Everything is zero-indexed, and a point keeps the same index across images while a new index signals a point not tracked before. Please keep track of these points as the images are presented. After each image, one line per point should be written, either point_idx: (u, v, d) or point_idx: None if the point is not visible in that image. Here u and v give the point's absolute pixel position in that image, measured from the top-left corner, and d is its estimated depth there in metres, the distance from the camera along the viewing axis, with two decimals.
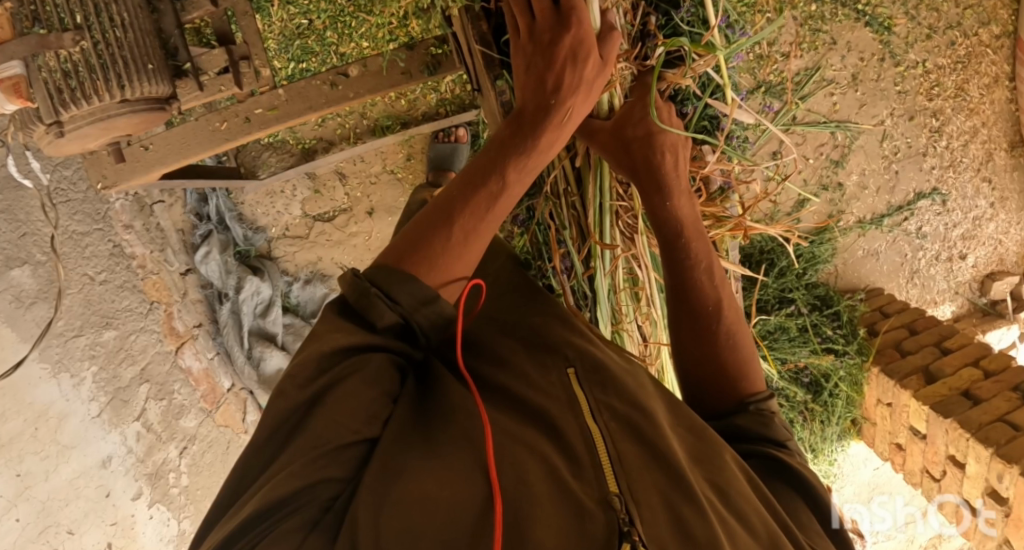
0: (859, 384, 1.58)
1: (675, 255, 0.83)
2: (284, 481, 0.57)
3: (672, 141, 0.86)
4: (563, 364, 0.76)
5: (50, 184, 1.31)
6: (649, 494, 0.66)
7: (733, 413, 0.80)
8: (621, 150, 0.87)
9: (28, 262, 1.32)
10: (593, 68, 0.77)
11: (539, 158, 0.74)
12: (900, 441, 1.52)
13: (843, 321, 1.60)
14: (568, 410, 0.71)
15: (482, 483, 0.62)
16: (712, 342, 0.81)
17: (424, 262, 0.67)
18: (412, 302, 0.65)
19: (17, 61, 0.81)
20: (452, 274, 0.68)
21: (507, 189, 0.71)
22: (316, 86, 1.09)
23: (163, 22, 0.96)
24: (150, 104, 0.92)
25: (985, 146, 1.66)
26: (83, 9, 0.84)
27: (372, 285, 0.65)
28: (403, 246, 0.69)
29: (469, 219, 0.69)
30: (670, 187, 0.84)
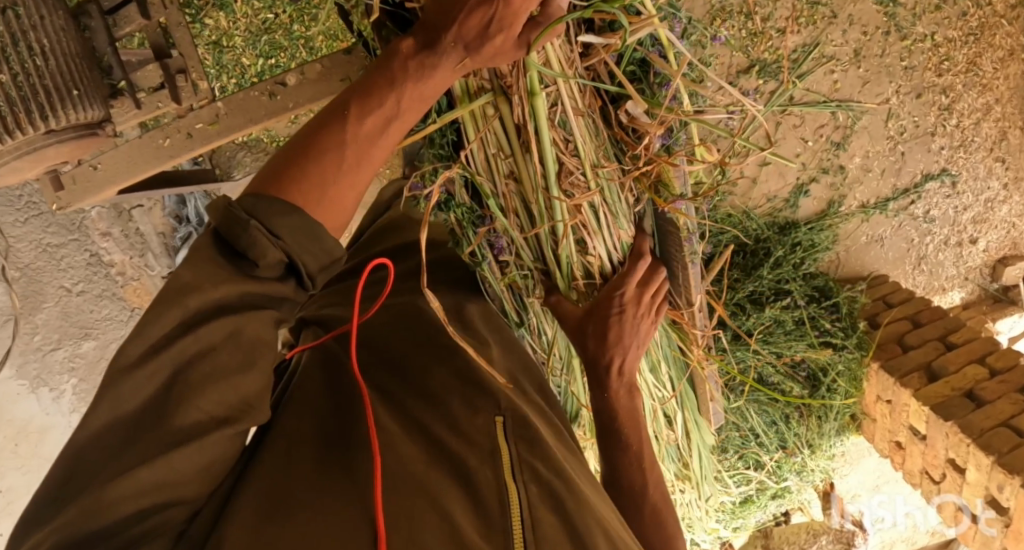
0: (858, 379, 1.51)
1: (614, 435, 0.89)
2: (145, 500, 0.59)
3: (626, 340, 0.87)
4: (493, 413, 0.82)
5: (4, 204, 1.30)
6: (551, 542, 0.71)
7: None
8: (580, 335, 0.88)
9: (3, 280, 1.35)
10: (503, 44, 0.69)
11: (438, 87, 0.70)
12: (900, 439, 1.47)
13: (842, 313, 1.52)
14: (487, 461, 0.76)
15: (368, 531, 0.64)
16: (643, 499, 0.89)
17: (311, 191, 0.64)
18: (298, 238, 0.62)
19: None
20: (340, 204, 0.66)
21: (395, 125, 0.69)
22: (254, 97, 1.01)
23: (95, 39, 0.94)
24: (80, 130, 0.91)
25: (999, 124, 1.58)
26: None
27: (250, 216, 0.60)
28: (286, 163, 0.64)
29: (362, 144, 0.67)
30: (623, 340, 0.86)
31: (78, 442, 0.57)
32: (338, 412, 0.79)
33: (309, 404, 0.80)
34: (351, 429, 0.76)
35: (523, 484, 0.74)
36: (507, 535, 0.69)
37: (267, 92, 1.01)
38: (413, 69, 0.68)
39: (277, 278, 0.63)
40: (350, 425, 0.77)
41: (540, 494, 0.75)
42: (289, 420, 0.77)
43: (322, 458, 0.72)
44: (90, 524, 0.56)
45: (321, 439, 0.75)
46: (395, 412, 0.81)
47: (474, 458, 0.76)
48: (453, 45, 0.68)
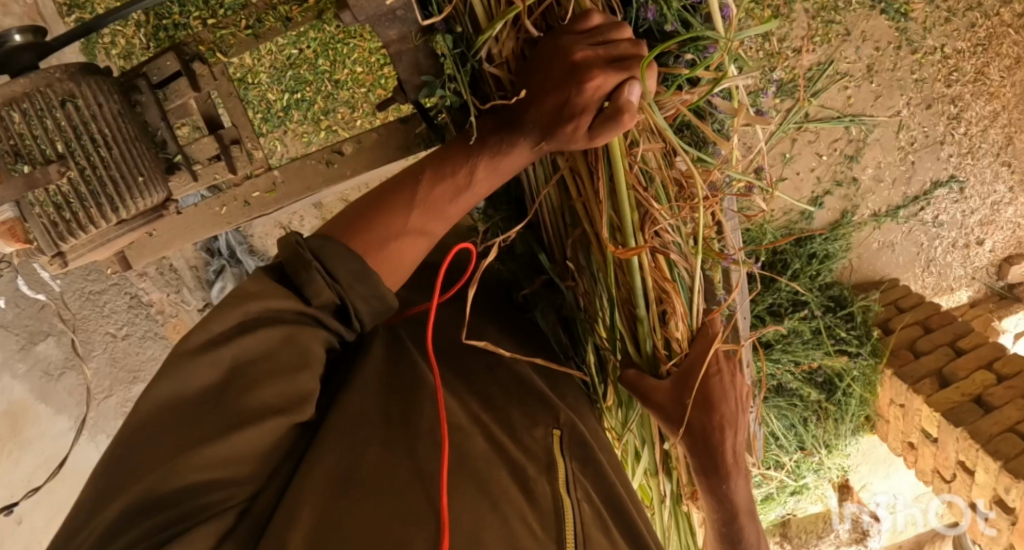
0: (872, 384, 1.59)
1: (727, 519, 0.83)
2: (210, 470, 0.61)
3: (731, 413, 0.81)
4: (553, 425, 0.85)
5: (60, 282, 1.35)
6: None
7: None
8: (678, 417, 0.82)
9: (51, 334, 1.34)
10: (578, 132, 0.69)
11: (511, 167, 0.72)
12: (913, 440, 1.55)
13: (856, 322, 1.59)
14: (547, 476, 0.80)
15: (433, 523, 0.67)
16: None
17: (372, 239, 0.69)
18: (357, 287, 0.67)
19: (9, 206, 0.83)
20: (415, 238, 0.71)
21: (463, 192, 0.72)
22: (313, 165, 1.05)
23: (146, 114, 0.96)
24: (148, 216, 0.96)
25: (1005, 130, 1.62)
26: (63, 136, 0.85)
27: (315, 257, 0.66)
28: (359, 212, 0.70)
29: (428, 198, 0.71)
30: (728, 418, 0.80)
31: (149, 440, 0.60)
32: (401, 395, 0.78)
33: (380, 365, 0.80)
34: (413, 415, 0.76)
35: (578, 502, 0.79)
36: (561, 540, 0.75)
37: (325, 159, 1.05)
38: (494, 144, 0.72)
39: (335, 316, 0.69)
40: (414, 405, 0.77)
41: (593, 515, 0.80)
42: (354, 393, 0.75)
43: (388, 439, 0.73)
44: (162, 489, 0.59)
45: (385, 419, 0.75)
46: None
47: (533, 469, 0.80)
48: (531, 129, 0.71)
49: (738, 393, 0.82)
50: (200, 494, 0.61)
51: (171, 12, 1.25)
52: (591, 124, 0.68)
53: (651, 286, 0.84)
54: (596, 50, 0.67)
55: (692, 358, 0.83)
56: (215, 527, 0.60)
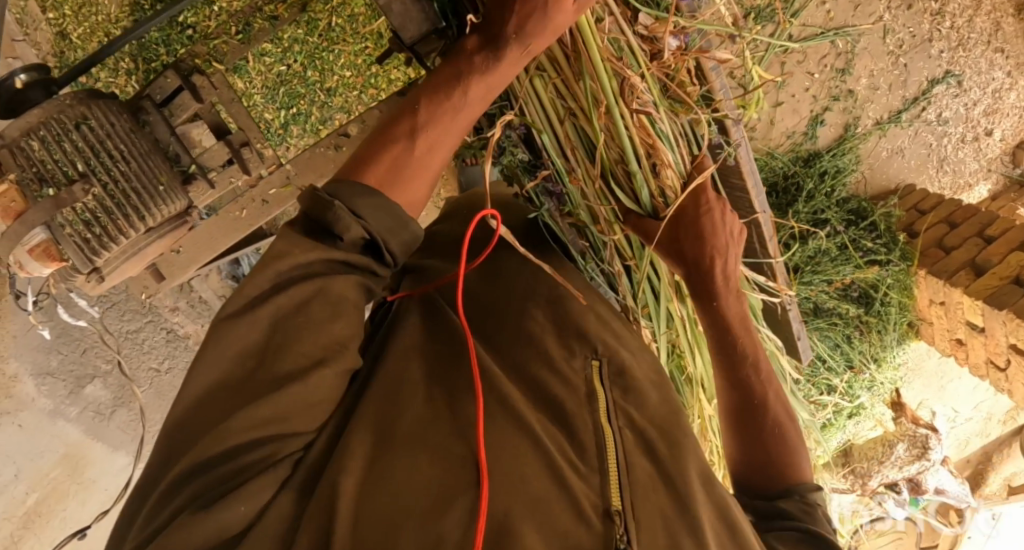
0: (909, 288, 1.58)
1: (730, 349, 0.85)
2: (259, 429, 0.61)
3: (721, 243, 0.83)
4: (590, 355, 0.79)
5: (98, 310, 1.34)
6: (640, 474, 0.70)
7: (778, 499, 0.80)
8: (674, 255, 0.85)
9: (97, 375, 1.35)
10: (559, 13, 0.70)
11: (502, 78, 0.72)
12: (960, 336, 1.54)
13: (880, 230, 1.58)
14: (588, 409, 0.73)
15: (473, 471, 0.64)
16: (758, 432, 0.84)
17: (381, 171, 0.68)
18: (382, 220, 0.66)
19: (39, 228, 0.85)
20: (422, 181, 0.70)
21: (460, 113, 0.71)
22: (322, 152, 1.07)
23: (155, 132, 1.00)
24: (174, 222, 0.98)
25: (991, 16, 1.61)
26: (82, 156, 0.88)
27: (334, 199, 0.65)
28: (358, 158, 0.69)
29: (433, 122, 0.70)
30: (719, 247, 0.82)
31: (198, 400, 0.61)
32: (439, 349, 0.78)
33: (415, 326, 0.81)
34: (452, 372, 0.74)
35: (619, 430, 0.72)
36: (603, 474, 0.68)
37: (332, 145, 1.07)
38: (479, 63, 0.71)
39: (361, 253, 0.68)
40: (452, 362, 0.75)
41: (636, 440, 0.74)
42: (392, 361, 0.74)
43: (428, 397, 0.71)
44: (220, 446, 0.60)
45: (426, 381, 0.73)
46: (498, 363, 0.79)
47: (573, 404, 0.73)
48: (514, 33, 0.71)
49: (729, 227, 0.84)
50: (242, 453, 0.60)
51: (158, 54, 1.26)
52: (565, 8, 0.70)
53: (638, 141, 0.85)
54: None
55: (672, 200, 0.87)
56: (266, 481, 0.61)
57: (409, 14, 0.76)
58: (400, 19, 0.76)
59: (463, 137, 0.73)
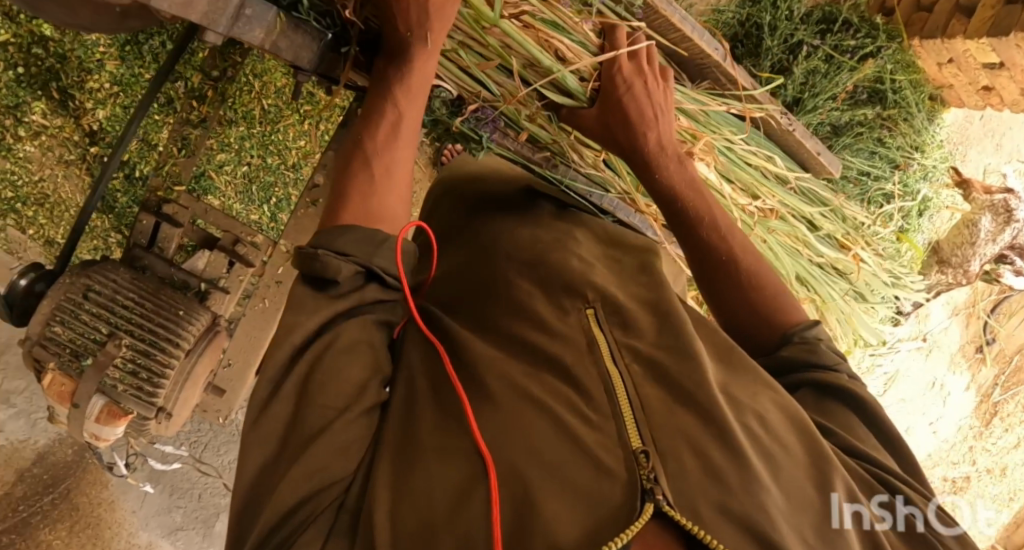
0: (912, 63, 1.53)
1: (685, 220, 0.79)
2: (298, 483, 0.57)
3: (646, 117, 0.79)
4: (584, 306, 0.68)
5: (186, 448, 1.34)
6: (654, 394, 0.60)
7: (776, 350, 0.76)
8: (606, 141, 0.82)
9: (221, 511, 1.39)
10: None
11: (442, 25, 0.69)
12: (985, 82, 1.47)
13: (856, 25, 1.52)
14: (590, 354, 0.63)
15: (480, 467, 0.56)
16: (739, 291, 0.78)
17: (353, 206, 0.66)
18: (364, 247, 0.64)
19: (96, 395, 0.91)
20: (392, 202, 0.68)
21: (403, 119, 0.69)
22: (304, 213, 1.08)
23: (156, 271, 1.03)
24: (206, 337, 0.99)
25: None
26: (104, 318, 0.92)
27: (317, 247, 0.63)
28: (349, 155, 0.68)
29: (405, 88, 0.69)
30: (642, 120, 0.78)
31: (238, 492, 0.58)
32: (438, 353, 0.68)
33: (419, 326, 0.74)
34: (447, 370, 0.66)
35: (625, 366, 0.62)
36: (618, 418, 0.57)
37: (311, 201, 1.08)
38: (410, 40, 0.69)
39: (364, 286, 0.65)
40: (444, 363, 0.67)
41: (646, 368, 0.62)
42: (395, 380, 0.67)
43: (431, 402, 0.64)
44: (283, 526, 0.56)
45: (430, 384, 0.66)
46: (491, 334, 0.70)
47: (573, 354, 0.63)
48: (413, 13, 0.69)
49: (652, 100, 0.80)
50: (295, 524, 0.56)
51: (132, 212, 1.29)
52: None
53: (535, 42, 0.85)
54: None
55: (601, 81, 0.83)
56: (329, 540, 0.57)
57: (302, 46, 0.77)
58: (293, 53, 0.76)
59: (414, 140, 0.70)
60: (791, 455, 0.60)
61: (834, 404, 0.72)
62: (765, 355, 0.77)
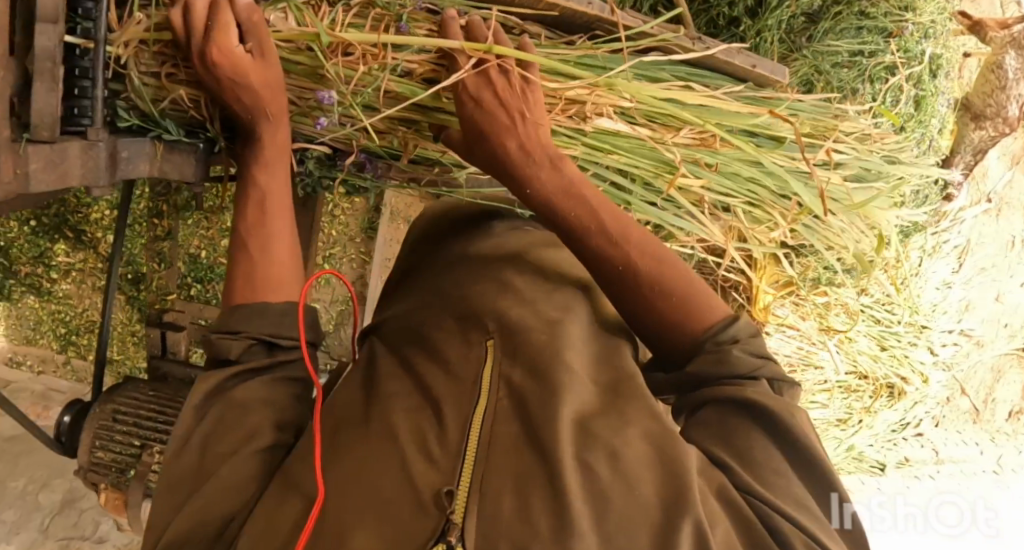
0: None
1: (568, 234, 0.76)
2: (179, 524, 0.67)
3: (501, 129, 0.76)
4: (485, 339, 0.77)
5: None
6: (505, 431, 0.67)
7: (686, 363, 0.74)
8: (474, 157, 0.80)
9: None
10: (256, 68, 0.72)
11: (275, 97, 0.74)
12: None
13: None
14: (462, 393, 0.71)
15: (318, 505, 0.66)
16: (638, 299, 0.75)
17: (243, 290, 0.75)
18: (257, 324, 0.73)
19: (145, 501, 1.00)
20: (279, 274, 0.76)
21: (266, 195, 0.76)
22: None
23: (173, 375, 1.13)
24: None
25: None
26: (133, 435, 1.02)
27: (216, 332, 0.74)
28: (233, 242, 0.77)
29: (262, 172, 0.76)
30: (497, 139, 0.76)
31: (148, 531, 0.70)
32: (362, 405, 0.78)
33: (354, 381, 0.85)
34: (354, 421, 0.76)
35: (492, 403, 0.69)
36: (460, 457, 0.65)
37: None
38: (249, 122, 0.75)
39: (269, 355, 0.75)
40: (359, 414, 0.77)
41: (513, 404, 0.69)
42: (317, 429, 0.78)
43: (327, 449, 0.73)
44: None
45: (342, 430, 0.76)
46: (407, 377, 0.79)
47: (451, 394, 0.72)
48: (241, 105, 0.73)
49: (510, 113, 0.76)
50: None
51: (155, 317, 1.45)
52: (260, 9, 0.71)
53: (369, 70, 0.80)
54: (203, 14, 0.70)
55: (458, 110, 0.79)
56: None
57: (181, 164, 0.84)
58: (175, 171, 0.83)
59: (287, 204, 0.77)
60: (633, 495, 0.63)
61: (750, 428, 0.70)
62: (682, 365, 0.75)
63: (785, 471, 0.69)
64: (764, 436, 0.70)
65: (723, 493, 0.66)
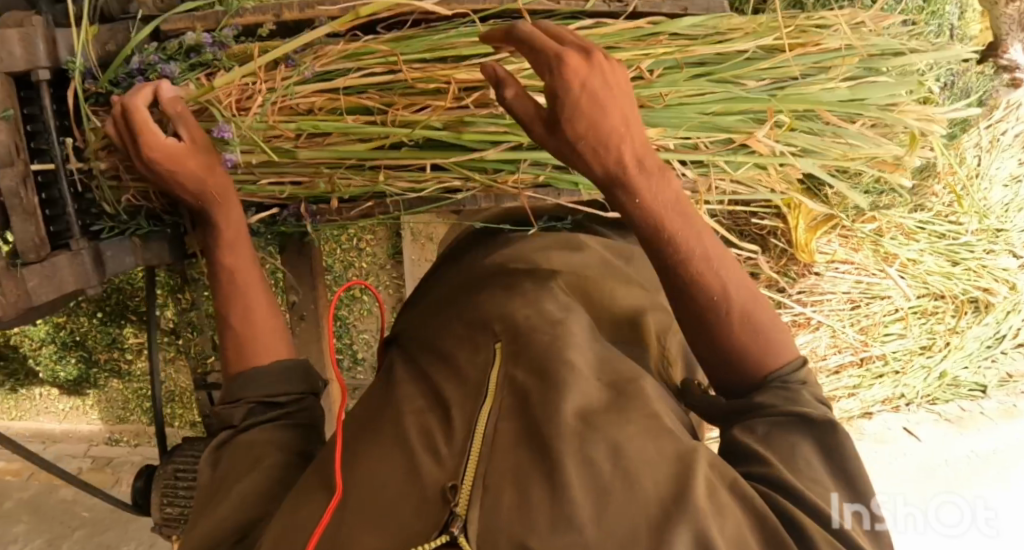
0: None
1: (666, 247, 0.69)
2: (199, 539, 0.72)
3: (612, 125, 0.66)
4: (492, 343, 0.78)
5: None
6: (507, 426, 0.66)
7: (751, 397, 0.70)
8: (557, 145, 0.69)
9: None
10: (190, 159, 0.77)
11: (221, 181, 0.80)
12: None
13: None
14: (469, 395, 0.71)
15: (319, 509, 0.68)
16: (721, 328, 0.70)
17: (235, 355, 0.83)
18: (249, 386, 0.80)
19: None
20: (261, 336, 0.83)
21: (234, 266, 0.83)
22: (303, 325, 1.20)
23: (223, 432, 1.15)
24: None
25: None
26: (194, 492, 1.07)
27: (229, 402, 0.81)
28: (217, 312, 0.83)
29: (229, 246, 0.82)
30: (604, 132, 0.66)
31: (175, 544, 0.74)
32: (373, 411, 0.80)
33: (368, 395, 0.87)
34: (366, 428, 0.78)
35: (495, 401, 0.69)
36: (464, 451, 0.65)
37: (299, 314, 1.20)
38: (205, 210, 0.81)
39: (263, 404, 0.81)
40: (370, 421, 0.79)
41: (516, 400, 0.69)
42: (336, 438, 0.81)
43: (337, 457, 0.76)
44: None
45: (354, 436, 0.78)
46: (419, 384, 0.80)
47: (459, 395, 0.72)
48: (186, 193, 0.79)
49: (618, 112, 0.67)
50: None
51: None
52: (179, 97, 0.77)
53: (267, 110, 0.79)
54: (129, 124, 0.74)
55: (541, 75, 0.66)
56: None
57: (160, 250, 0.90)
58: (157, 259, 0.90)
59: (255, 269, 0.84)
60: (633, 490, 0.59)
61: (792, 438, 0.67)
62: (745, 396, 0.71)
63: (830, 483, 0.66)
64: (814, 449, 0.67)
65: (734, 488, 0.62)
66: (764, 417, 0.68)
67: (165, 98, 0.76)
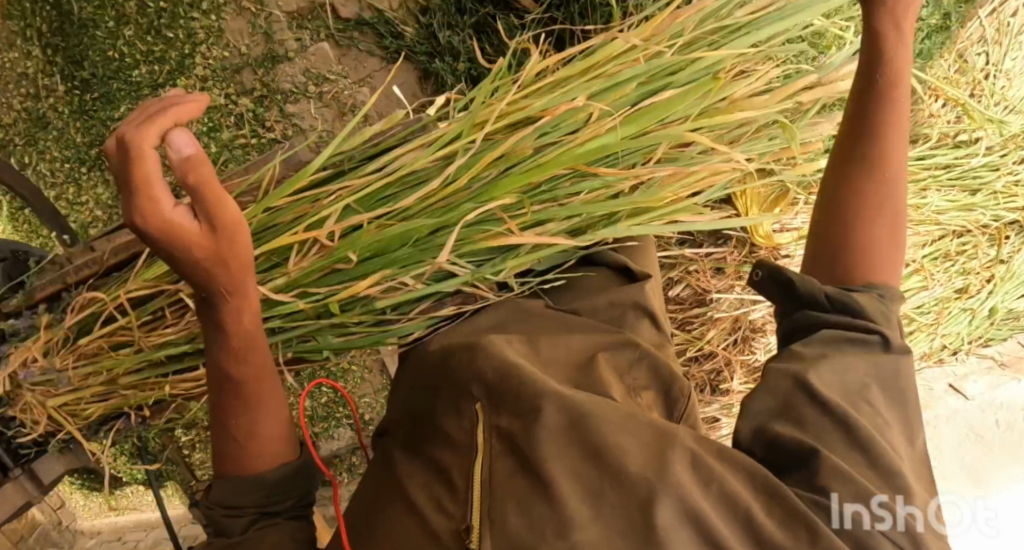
0: None
1: (876, 117, 0.79)
2: None
3: (894, 34, 0.78)
4: (473, 401, 0.72)
5: None
6: (503, 471, 0.67)
7: (835, 297, 0.79)
8: (875, 25, 0.78)
9: None
10: (200, 242, 0.62)
11: (246, 274, 0.68)
12: None
13: None
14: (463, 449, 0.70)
15: None
16: (869, 206, 0.80)
17: (238, 462, 0.76)
18: (245, 493, 0.75)
19: None
20: (261, 437, 0.76)
21: (256, 380, 0.73)
22: None
23: None
24: None
25: None
26: None
27: (212, 507, 0.76)
28: (218, 408, 0.75)
29: (235, 356, 0.71)
30: (904, 30, 0.78)
31: None
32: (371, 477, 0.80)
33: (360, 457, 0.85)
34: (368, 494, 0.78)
35: (490, 450, 0.69)
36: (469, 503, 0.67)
37: None
38: (230, 307, 0.68)
39: (256, 506, 0.76)
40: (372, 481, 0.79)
41: (506, 446, 0.69)
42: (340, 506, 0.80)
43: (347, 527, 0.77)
44: None
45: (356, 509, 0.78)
46: (407, 452, 0.76)
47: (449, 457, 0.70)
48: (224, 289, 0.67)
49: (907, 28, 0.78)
50: None
51: None
52: (202, 159, 0.60)
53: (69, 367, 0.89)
54: (136, 166, 0.58)
55: None
56: None
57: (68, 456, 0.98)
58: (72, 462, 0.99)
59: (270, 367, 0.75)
60: (632, 494, 0.65)
61: (823, 370, 0.75)
62: (836, 280, 0.82)
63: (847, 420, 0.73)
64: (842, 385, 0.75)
65: (727, 460, 0.69)
66: (850, 331, 0.78)
67: (180, 159, 0.59)
